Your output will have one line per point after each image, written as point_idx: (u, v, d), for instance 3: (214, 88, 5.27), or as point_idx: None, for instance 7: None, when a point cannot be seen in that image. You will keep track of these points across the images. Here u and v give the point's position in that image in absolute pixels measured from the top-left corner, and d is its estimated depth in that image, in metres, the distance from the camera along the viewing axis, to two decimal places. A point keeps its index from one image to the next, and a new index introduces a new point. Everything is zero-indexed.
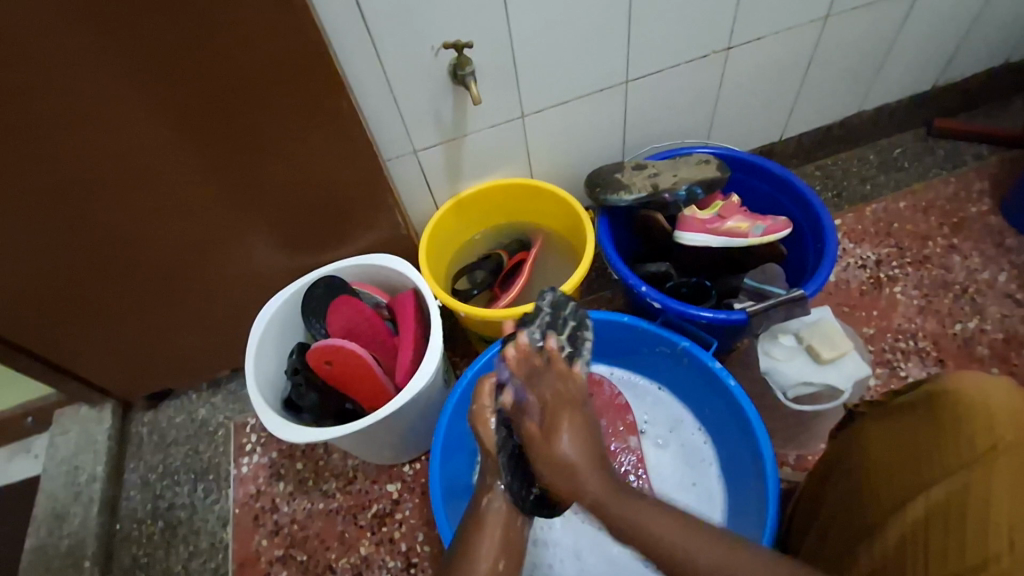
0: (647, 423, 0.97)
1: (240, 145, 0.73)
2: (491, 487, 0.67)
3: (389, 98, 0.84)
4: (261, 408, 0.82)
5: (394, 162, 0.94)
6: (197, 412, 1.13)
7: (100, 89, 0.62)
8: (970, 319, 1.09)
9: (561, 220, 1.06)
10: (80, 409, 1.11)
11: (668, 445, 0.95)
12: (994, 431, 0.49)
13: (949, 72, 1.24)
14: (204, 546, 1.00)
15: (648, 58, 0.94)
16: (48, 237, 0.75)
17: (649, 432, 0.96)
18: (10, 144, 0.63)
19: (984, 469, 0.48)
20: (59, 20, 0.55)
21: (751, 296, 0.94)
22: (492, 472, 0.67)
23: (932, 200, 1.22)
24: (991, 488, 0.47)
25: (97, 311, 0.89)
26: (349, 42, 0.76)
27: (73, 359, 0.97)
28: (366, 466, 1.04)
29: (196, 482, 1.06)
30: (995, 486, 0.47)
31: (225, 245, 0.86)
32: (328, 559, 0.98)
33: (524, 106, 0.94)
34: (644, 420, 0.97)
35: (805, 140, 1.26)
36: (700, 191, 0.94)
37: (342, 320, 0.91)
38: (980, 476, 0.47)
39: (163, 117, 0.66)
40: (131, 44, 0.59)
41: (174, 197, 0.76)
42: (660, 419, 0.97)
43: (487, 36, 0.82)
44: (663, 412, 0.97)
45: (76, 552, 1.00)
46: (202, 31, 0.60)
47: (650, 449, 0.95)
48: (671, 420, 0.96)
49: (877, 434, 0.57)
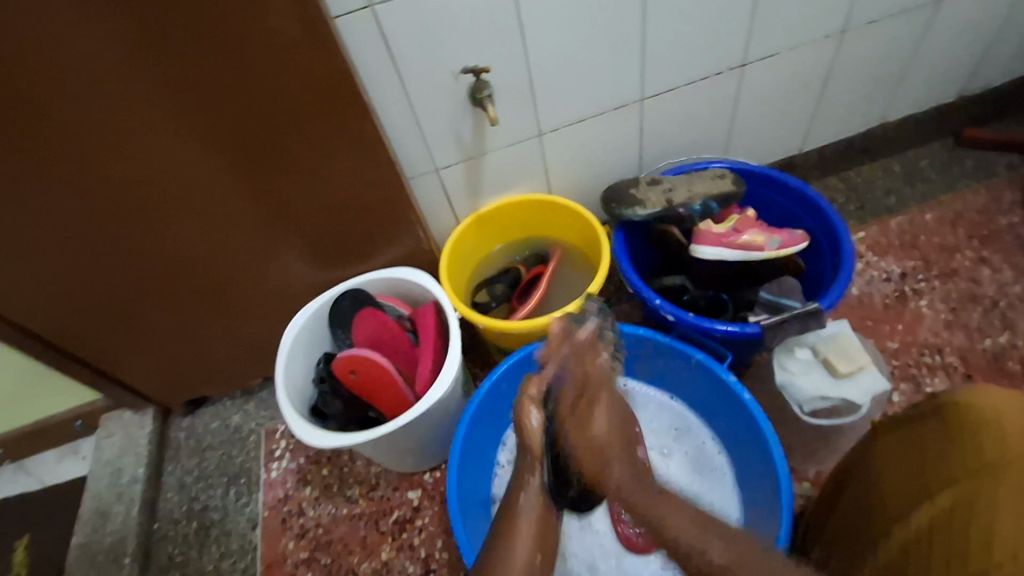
0: (651, 435, 0.98)
1: (274, 167, 0.78)
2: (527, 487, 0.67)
3: (411, 120, 0.88)
4: (290, 414, 0.86)
5: (417, 180, 0.98)
6: (230, 418, 1.19)
7: (147, 118, 0.68)
8: (1000, 334, 1.06)
9: (577, 235, 1.09)
10: (123, 414, 1.18)
11: (673, 452, 0.96)
12: (1005, 446, 0.48)
13: (976, 83, 1.22)
14: (235, 547, 1.05)
15: (663, 76, 0.97)
16: (99, 252, 0.81)
17: (654, 443, 0.97)
18: (69, 167, 0.69)
19: (991, 483, 0.47)
20: (115, 59, 0.61)
21: (767, 308, 0.92)
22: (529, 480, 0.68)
23: (960, 212, 1.20)
24: (998, 500, 0.46)
25: (141, 321, 0.95)
26: (374, 69, 0.80)
27: (118, 366, 1.04)
28: (388, 473, 1.08)
29: (228, 486, 1.11)
30: (1002, 498, 0.46)
31: (258, 259, 0.92)
32: (351, 562, 1.01)
33: (541, 124, 0.97)
34: (649, 430, 0.98)
35: (826, 153, 1.25)
36: (715, 206, 0.96)
37: (367, 332, 0.96)
38: (987, 489, 0.47)
39: (202, 141, 0.72)
40: (176, 79, 0.65)
41: (213, 215, 0.82)
42: (665, 427, 0.98)
43: (505, 60, 0.85)
44: (669, 419, 0.99)
45: (117, 549, 1.06)
46: (239, 63, 0.65)
47: (655, 459, 0.96)
48: (675, 429, 0.98)
49: (889, 445, 0.57)
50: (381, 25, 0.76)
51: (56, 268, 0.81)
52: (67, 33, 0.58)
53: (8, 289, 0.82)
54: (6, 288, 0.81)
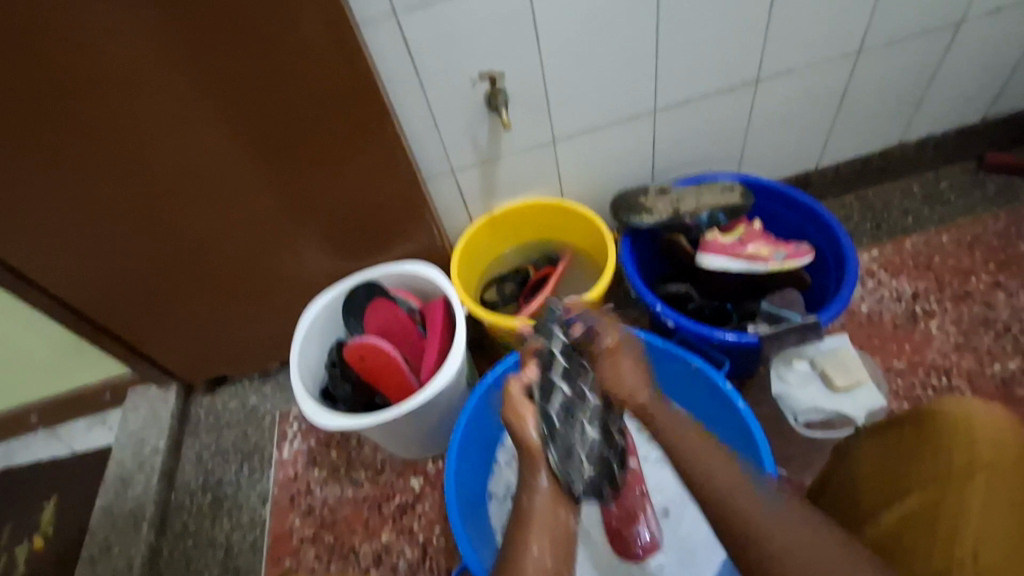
0: (643, 445, 1.01)
1: (299, 162, 0.83)
2: (532, 486, 0.66)
3: (430, 122, 0.93)
4: (300, 394, 0.91)
5: (434, 179, 1.03)
6: (248, 399, 1.24)
7: (186, 113, 0.73)
8: (1011, 359, 1.05)
9: (588, 239, 1.12)
10: (150, 389, 1.25)
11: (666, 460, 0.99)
12: (973, 450, 0.50)
13: (1001, 106, 1.21)
14: (245, 520, 1.10)
15: (677, 89, 0.99)
16: (133, 233, 0.87)
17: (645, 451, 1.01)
18: (113, 153, 0.76)
19: (958, 484, 0.50)
20: (158, 59, 0.67)
21: (767, 318, 0.93)
22: (531, 470, 0.66)
23: (979, 235, 1.19)
24: (964, 502, 0.48)
25: (169, 301, 1.02)
26: (395, 71, 0.85)
27: (146, 342, 1.10)
28: (393, 459, 1.12)
29: (242, 462, 1.17)
30: (967, 499, 0.48)
31: (281, 249, 0.97)
32: (353, 542, 1.05)
33: (555, 130, 1.00)
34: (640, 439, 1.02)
35: (843, 170, 1.25)
36: (722, 217, 0.98)
37: (378, 321, 1.00)
38: (954, 493, 0.50)
39: (235, 136, 0.78)
40: (211, 76, 0.70)
41: (241, 204, 0.87)
42: (658, 434, 1.01)
43: (521, 68, 0.89)
44: None
45: (136, 514, 1.12)
46: (272, 65, 0.71)
47: (648, 468, 0.99)
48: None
49: (871, 450, 0.61)
50: (404, 30, 0.80)
51: (94, 246, 0.88)
52: (117, 35, 0.64)
53: (49, 263, 0.88)
54: (48, 262, 0.88)
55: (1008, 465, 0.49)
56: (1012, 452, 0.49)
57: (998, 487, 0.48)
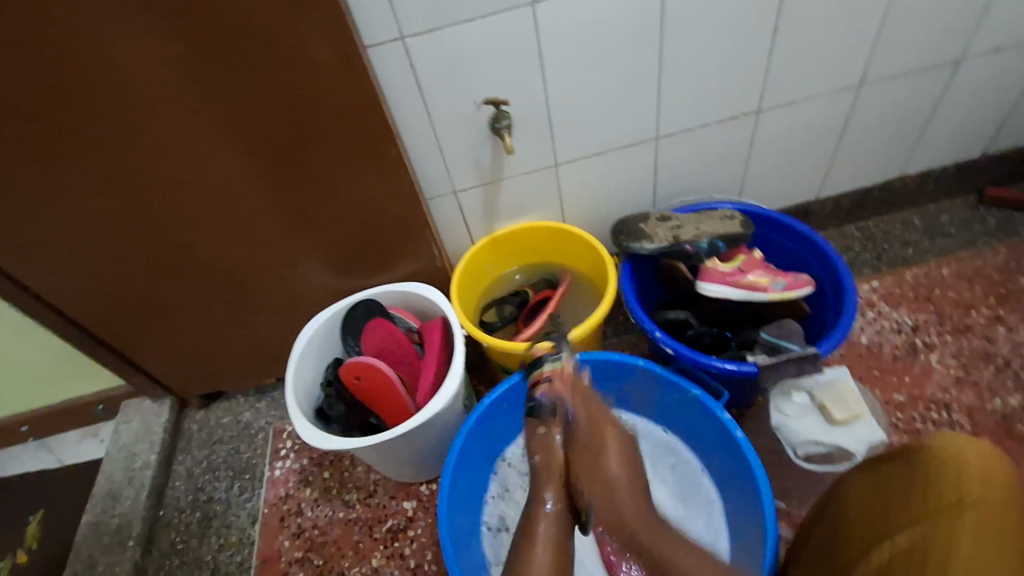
0: None
1: (302, 179, 0.84)
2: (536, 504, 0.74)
3: (434, 144, 0.94)
4: (295, 415, 0.90)
5: (436, 200, 1.03)
6: (242, 415, 1.24)
7: (193, 130, 0.74)
8: (1012, 395, 1.05)
9: (587, 263, 1.12)
10: (144, 401, 1.24)
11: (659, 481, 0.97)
12: (962, 486, 0.51)
13: (1002, 140, 1.22)
14: (234, 540, 1.08)
15: (679, 118, 1.00)
16: (133, 245, 0.87)
17: None
18: (119, 166, 0.76)
19: (948, 523, 0.50)
20: (167, 76, 0.68)
21: (767, 349, 0.92)
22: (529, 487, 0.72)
23: (979, 268, 1.19)
24: (953, 541, 0.48)
25: (166, 314, 1.01)
26: (401, 94, 0.86)
27: (142, 355, 1.10)
28: (387, 481, 1.11)
29: (233, 479, 1.15)
30: (957, 539, 0.48)
31: (282, 266, 0.97)
32: (341, 566, 1.03)
33: (557, 156, 1.01)
34: None
35: (843, 201, 1.26)
36: (722, 246, 0.98)
37: (376, 341, 1.00)
38: (946, 528, 0.49)
39: (239, 152, 0.78)
40: (219, 95, 0.71)
41: (244, 220, 0.88)
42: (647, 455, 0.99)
43: (526, 94, 0.90)
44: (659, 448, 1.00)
45: (122, 531, 1.10)
46: (278, 81, 0.72)
47: None
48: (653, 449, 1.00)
49: (858, 484, 0.59)
50: (411, 56, 0.82)
51: (94, 257, 0.88)
52: (130, 53, 0.66)
53: (49, 273, 0.88)
54: (48, 272, 0.88)
55: (992, 503, 0.50)
56: (994, 489, 0.51)
57: (983, 527, 0.48)
